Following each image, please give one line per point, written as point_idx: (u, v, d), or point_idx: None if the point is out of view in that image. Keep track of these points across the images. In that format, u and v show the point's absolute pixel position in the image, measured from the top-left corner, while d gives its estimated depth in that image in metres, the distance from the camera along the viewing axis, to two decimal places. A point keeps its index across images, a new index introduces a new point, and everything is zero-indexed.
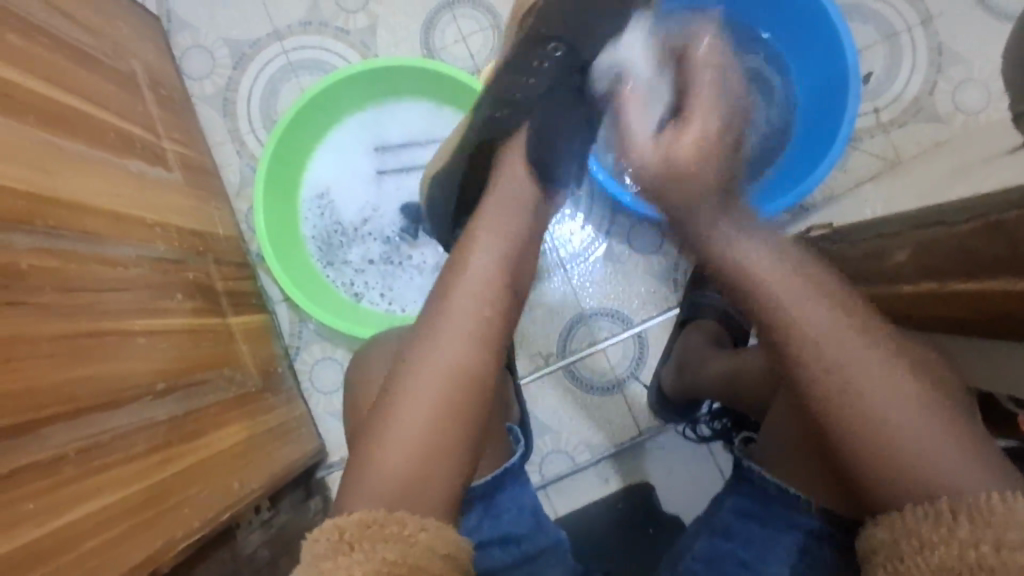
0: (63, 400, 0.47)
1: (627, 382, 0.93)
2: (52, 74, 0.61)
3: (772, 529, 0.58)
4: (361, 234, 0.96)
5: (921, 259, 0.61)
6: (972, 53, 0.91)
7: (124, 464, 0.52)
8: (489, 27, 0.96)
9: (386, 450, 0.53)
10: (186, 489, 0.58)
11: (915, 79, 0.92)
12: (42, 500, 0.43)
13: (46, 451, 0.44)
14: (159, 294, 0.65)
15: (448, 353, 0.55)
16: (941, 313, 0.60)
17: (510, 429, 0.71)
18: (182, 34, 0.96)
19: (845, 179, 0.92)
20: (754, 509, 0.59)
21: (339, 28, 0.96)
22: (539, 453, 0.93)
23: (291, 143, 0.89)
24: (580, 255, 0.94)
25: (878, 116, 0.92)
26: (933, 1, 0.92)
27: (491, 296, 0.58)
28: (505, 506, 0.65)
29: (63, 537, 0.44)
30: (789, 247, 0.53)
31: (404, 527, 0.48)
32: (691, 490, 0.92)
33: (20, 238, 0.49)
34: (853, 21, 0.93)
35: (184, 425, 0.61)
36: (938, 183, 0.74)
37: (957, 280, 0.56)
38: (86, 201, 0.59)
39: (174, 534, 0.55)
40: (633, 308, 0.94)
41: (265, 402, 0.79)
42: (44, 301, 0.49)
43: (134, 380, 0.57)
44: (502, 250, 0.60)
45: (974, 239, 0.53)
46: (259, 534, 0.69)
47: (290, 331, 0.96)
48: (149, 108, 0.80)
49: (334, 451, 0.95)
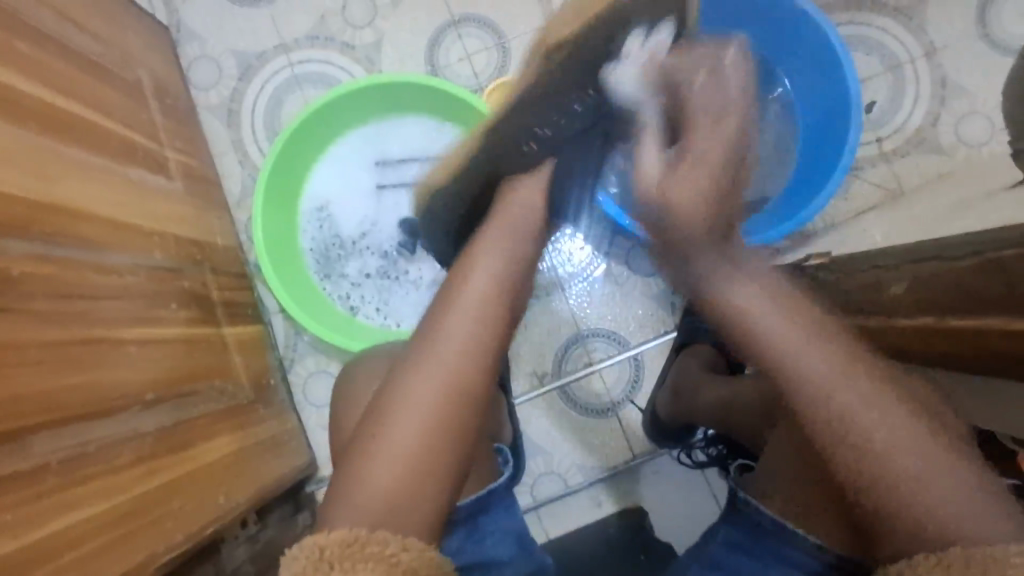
0: (49, 408, 0.47)
1: (621, 405, 0.93)
2: (59, 83, 0.61)
3: (758, 560, 0.58)
4: (359, 247, 0.96)
5: (919, 293, 0.61)
6: (976, 86, 0.91)
7: (109, 475, 0.51)
8: (495, 46, 0.97)
9: (376, 465, 0.53)
10: (172, 501, 0.58)
11: (919, 110, 0.92)
12: (21, 510, 0.42)
13: (28, 460, 0.44)
14: (154, 304, 0.65)
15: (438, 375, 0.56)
16: (936, 347, 0.60)
17: (499, 450, 0.71)
18: (190, 44, 0.97)
19: (847, 208, 0.92)
20: (743, 538, 0.59)
21: (346, 43, 0.97)
22: (530, 475, 0.92)
23: (292, 156, 0.90)
24: (578, 274, 0.94)
25: (880, 145, 0.92)
26: (937, 34, 0.92)
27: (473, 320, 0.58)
28: (492, 529, 0.64)
29: (43, 549, 0.43)
30: (774, 290, 0.56)
31: (385, 546, 0.47)
32: (685, 515, 0.91)
33: (15, 244, 0.49)
34: (857, 51, 0.93)
35: (173, 437, 0.61)
36: (940, 216, 0.74)
37: (959, 316, 0.55)
38: (84, 208, 0.59)
39: (157, 547, 0.54)
40: (630, 331, 0.94)
41: (256, 414, 0.79)
42: (35, 307, 0.48)
43: (124, 389, 0.56)
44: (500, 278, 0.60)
45: (975, 279, 0.53)
46: (245, 549, 0.68)
47: (285, 343, 0.95)
48: (154, 116, 0.80)
49: (324, 466, 0.94)
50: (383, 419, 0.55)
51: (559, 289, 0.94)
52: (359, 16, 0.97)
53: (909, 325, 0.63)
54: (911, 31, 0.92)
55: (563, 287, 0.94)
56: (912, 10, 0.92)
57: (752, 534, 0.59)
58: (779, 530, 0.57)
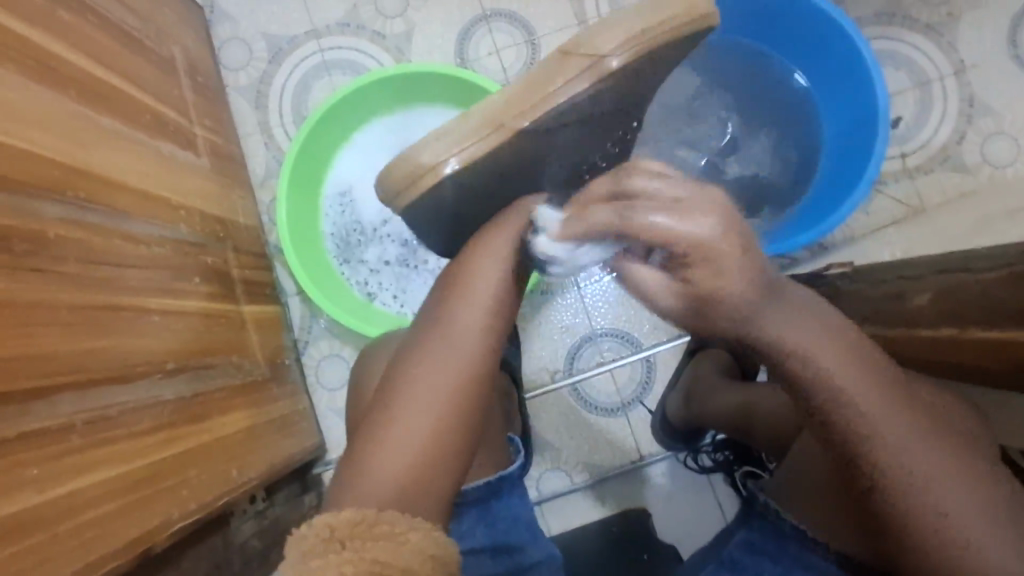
0: (73, 370, 0.47)
1: (631, 406, 0.93)
2: (97, 53, 0.62)
3: (784, 566, 0.59)
4: (379, 234, 0.96)
5: (943, 304, 0.60)
6: (1004, 107, 0.91)
7: (127, 439, 0.52)
8: (524, 42, 0.97)
9: (394, 450, 0.54)
10: (186, 470, 0.58)
11: (945, 127, 0.92)
12: (44, 466, 0.43)
13: (54, 418, 0.44)
14: (177, 276, 0.66)
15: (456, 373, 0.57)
16: (962, 359, 0.59)
17: (510, 439, 0.72)
18: (222, 26, 0.98)
19: (868, 221, 0.92)
20: (765, 544, 0.60)
21: (376, 31, 0.98)
22: (537, 469, 0.92)
23: (318, 140, 0.90)
24: (594, 274, 0.94)
25: (904, 160, 0.92)
26: (968, 52, 0.92)
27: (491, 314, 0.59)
28: (500, 515, 0.65)
29: (60, 506, 0.43)
30: None
31: (394, 526, 0.48)
32: (689, 518, 0.91)
33: (51, 207, 0.49)
34: (886, 66, 0.94)
35: (190, 408, 0.61)
36: (964, 233, 0.74)
37: (980, 328, 0.55)
38: (118, 179, 0.60)
39: (170, 515, 0.55)
40: (644, 332, 0.94)
41: (269, 392, 0.79)
42: (66, 270, 0.49)
43: (145, 357, 0.57)
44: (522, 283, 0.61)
45: (998, 287, 0.53)
46: (251, 524, 0.69)
47: (301, 325, 0.96)
48: (185, 93, 0.81)
49: (333, 449, 0.95)
50: (407, 405, 0.56)
51: (575, 287, 0.94)
52: (391, 6, 0.98)
53: (928, 336, 0.63)
54: (941, 49, 0.92)
55: (579, 285, 0.94)
56: (942, 27, 0.92)
57: (774, 541, 0.60)
58: (801, 536, 0.58)
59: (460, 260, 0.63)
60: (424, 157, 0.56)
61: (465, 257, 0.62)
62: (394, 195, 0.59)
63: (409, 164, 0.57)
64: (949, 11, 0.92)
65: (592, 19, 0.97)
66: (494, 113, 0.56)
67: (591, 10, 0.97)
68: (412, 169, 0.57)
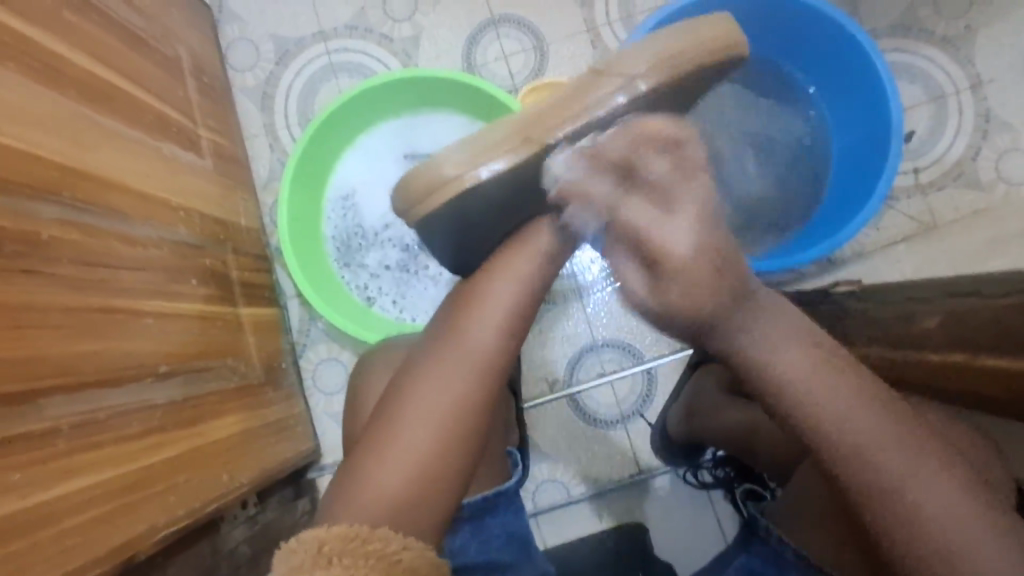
0: (63, 372, 0.47)
1: (631, 418, 0.91)
2: (100, 52, 0.62)
3: None
4: (381, 238, 0.96)
5: (951, 328, 0.58)
6: (1021, 123, 0.89)
7: (115, 443, 0.51)
8: (532, 48, 0.96)
9: (383, 464, 0.53)
10: (174, 476, 0.57)
11: (959, 142, 0.90)
12: (28, 472, 0.42)
13: (41, 422, 0.44)
14: (173, 278, 0.65)
15: (448, 388, 0.56)
16: (969, 387, 0.57)
17: (510, 453, 0.71)
18: (230, 27, 0.98)
19: (878, 237, 0.90)
20: (763, 569, 0.61)
21: (384, 34, 0.98)
22: (533, 481, 0.91)
23: (322, 143, 0.90)
24: (598, 283, 0.93)
25: (917, 176, 0.90)
26: (985, 66, 0.90)
27: (488, 324, 0.59)
28: (493, 532, 0.65)
29: (41, 513, 0.43)
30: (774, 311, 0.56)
31: (387, 544, 0.47)
32: (687, 537, 0.89)
33: (45, 208, 0.49)
34: (901, 80, 0.92)
35: (182, 412, 0.61)
36: (979, 251, 0.72)
37: (989, 355, 0.53)
38: (115, 178, 0.59)
39: (156, 522, 0.54)
40: (646, 344, 0.92)
41: (266, 396, 0.79)
42: (59, 272, 0.49)
43: (138, 361, 0.56)
44: (515, 295, 0.60)
45: (1014, 314, 0.50)
46: (242, 530, 0.69)
47: (300, 328, 0.96)
48: (189, 93, 0.81)
49: (328, 454, 0.94)
50: (399, 419, 0.55)
51: (577, 296, 0.93)
52: (400, 9, 0.97)
53: (936, 361, 0.60)
54: (955, 61, 0.91)
55: (582, 295, 0.93)
56: (959, 41, 0.91)
57: (773, 565, 0.60)
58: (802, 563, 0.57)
59: (475, 281, 0.63)
60: (450, 166, 0.56)
61: (482, 275, 0.63)
62: (417, 200, 0.58)
63: (432, 173, 0.56)
64: (966, 24, 0.90)
65: (602, 27, 0.96)
66: (518, 123, 0.56)
67: (602, 16, 0.96)
68: (434, 178, 0.56)
